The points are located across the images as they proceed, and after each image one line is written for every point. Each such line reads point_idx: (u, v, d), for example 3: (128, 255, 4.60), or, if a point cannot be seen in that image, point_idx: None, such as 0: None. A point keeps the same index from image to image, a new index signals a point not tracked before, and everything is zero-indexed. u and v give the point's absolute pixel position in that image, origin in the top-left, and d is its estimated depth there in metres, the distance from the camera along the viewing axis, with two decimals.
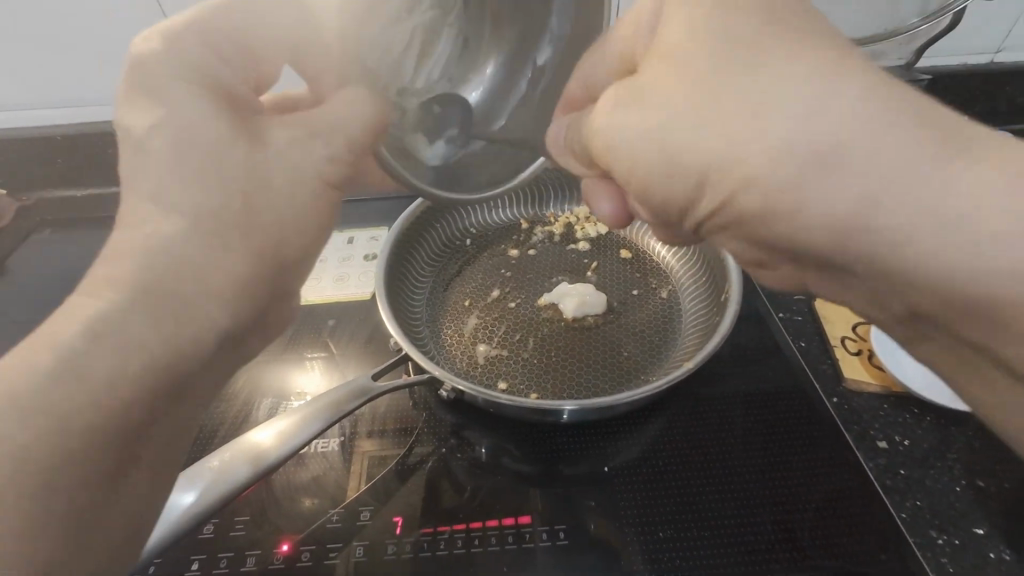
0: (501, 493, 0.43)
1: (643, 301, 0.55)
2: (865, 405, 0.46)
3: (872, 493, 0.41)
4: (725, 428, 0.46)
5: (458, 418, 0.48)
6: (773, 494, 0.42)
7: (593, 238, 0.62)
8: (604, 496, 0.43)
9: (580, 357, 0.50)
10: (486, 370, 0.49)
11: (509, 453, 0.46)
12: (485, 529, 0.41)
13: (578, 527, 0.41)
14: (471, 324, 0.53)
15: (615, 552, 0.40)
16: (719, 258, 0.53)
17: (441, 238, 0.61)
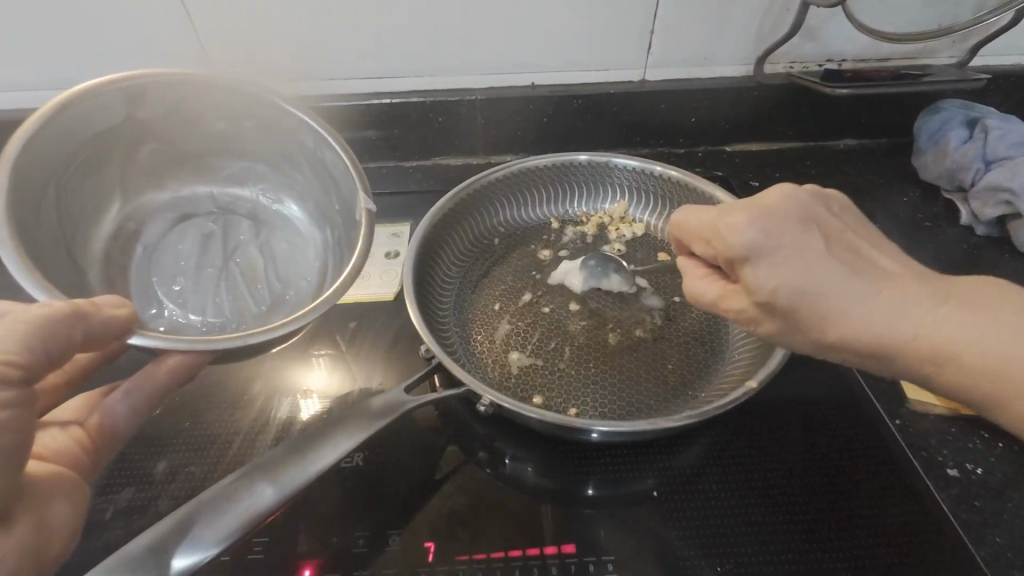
0: (544, 518, 0.40)
1: (687, 310, 0.52)
2: (931, 427, 0.43)
3: (945, 527, 0.38)
4: (781, 451, 0.43)
5: (490, 432, 0.45)
6: (837, 525, 0.39)
7: (631, 242, 0.58)
8: (654, 522, 0.40)
9: (622, 370, 0.47)
10: (520, 381, 0.46)
11: (551, 472, 0.43)
12: (525, 558, 0.38)
13: (627, 556, 0.38)
14: (503, 329, 0.50)
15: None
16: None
17: (470, 237, 0.57)
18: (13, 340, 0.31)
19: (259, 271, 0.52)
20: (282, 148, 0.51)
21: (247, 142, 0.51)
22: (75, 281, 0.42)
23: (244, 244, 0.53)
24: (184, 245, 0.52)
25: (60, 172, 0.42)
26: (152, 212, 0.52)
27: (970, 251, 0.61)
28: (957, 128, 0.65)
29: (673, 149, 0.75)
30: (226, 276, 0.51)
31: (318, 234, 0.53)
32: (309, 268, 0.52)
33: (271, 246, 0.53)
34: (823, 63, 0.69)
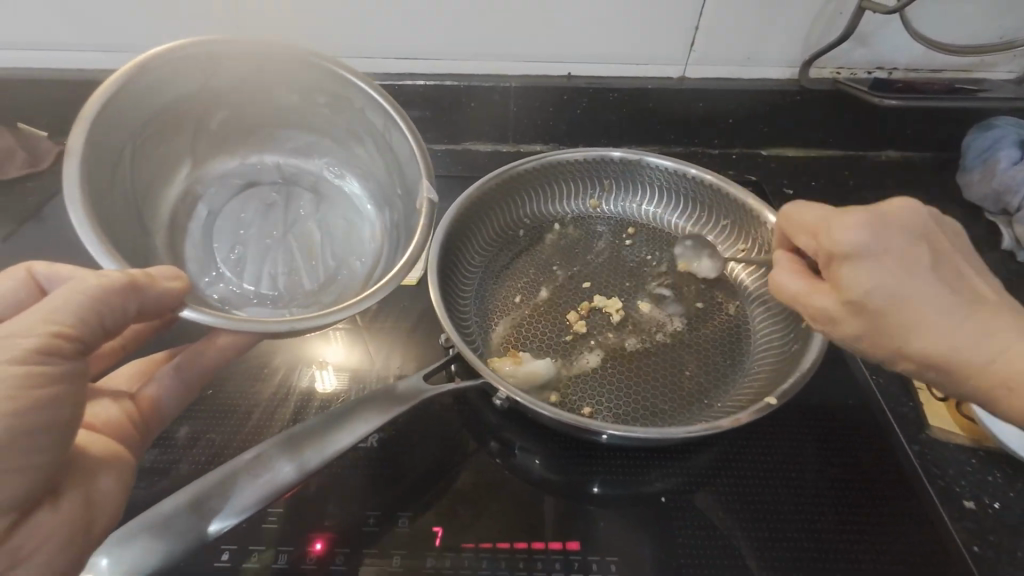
0: (551, 513, 0.40)
1: (709, 316, 0.51)
2: (950, 457, 0.43)
3: (955, 559, 0.38)
4: (793, 467, 0.43)
5: (502, 422, 0.45)
6: (844, 547, 0.39)
7: (659, 241, 0.57)
8: (660, 527, 0.40)
9: (638, 372, 0.47)
10: (536, 376, 0.46)
11: (561, 468, 0.43)
12: (529, 551, 0.38)
13: (629, 558, 0.38)
14: (522, 322, 0.50)
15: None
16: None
17: (495, 226, 0.57)
18: (69, 309, 0.31)
19: (317, 247, 0.52)
20: (352, 125, 0.51)
21: (316, 117, 0.52)
22: (141, 246, 0.44)
23: (303, 219, 0.53)
24: (246, 214, 0.52)
25: (131, 138, 0.43)
26: (214, 178, 0.53)
27: (1009, 278, 0.59)
28: (1009, 146, 0.61)
29: (707, 149, 0.73)
30: (285, 250, 0.51)
31: (378, 216, 0.54)
32: (365, 248, 0.52)
33: (330, 222, 0.54)
34: (873, 70, 0.66)
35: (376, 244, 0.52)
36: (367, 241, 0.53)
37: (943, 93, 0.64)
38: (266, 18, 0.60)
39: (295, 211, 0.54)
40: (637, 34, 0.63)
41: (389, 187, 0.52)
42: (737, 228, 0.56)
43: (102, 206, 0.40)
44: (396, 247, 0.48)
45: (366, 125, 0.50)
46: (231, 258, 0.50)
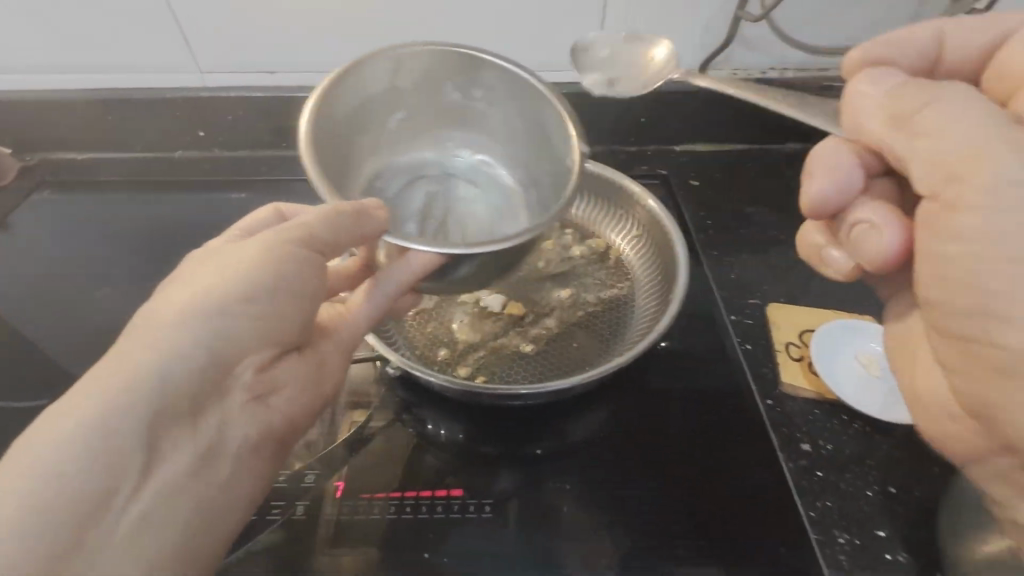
0: (437, 467, 0.46)
1: (598, 292, 0.57)
2: (797, 408, 0.49)
3: (788, 492, 0.44)
4: (660, 421, 0.49)
5: (409, 396, 0.51)
6: (693, 484, 0.45)
7: (558, 233, 0.63)
8: (533, 474, 0.46)
9: (534, 347, 0.52)
10: (440, 354, 0.52)
11: (457, 429, 0.49)
12: (417, 498, 0.44)
13: (502, 501, 0.44)
14: (432, 305, 0.56)
15: (533, 524, 0.43)
16: (674, 263, 0.55)
17: None
18: (309, 230, 0.37)
19: (463, 214, 0.59)
20: (484, 106, 0.55)
21: (454, 99, 0.55)
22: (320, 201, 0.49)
23: (458, 188, 0.60)
24: (415, 191, 0.59)
25: (339, 130, 0.49)
26: (392, 168, 0.58)
27: None
28: None
29: (625, 145, 0.79)
30: (437, 217, 0.58)
31: (504, 172, 0.60)
32: (504, 207, 0.59)
33: (466, 190, 0.60)
34: (768, 70, 0.72)
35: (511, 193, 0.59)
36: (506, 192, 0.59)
37: (819, 90, 0.71)
38: (210, 39, 0.66)
39: (437, 185, 0.60)
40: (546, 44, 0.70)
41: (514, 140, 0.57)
42: (627, 215, 0.62)
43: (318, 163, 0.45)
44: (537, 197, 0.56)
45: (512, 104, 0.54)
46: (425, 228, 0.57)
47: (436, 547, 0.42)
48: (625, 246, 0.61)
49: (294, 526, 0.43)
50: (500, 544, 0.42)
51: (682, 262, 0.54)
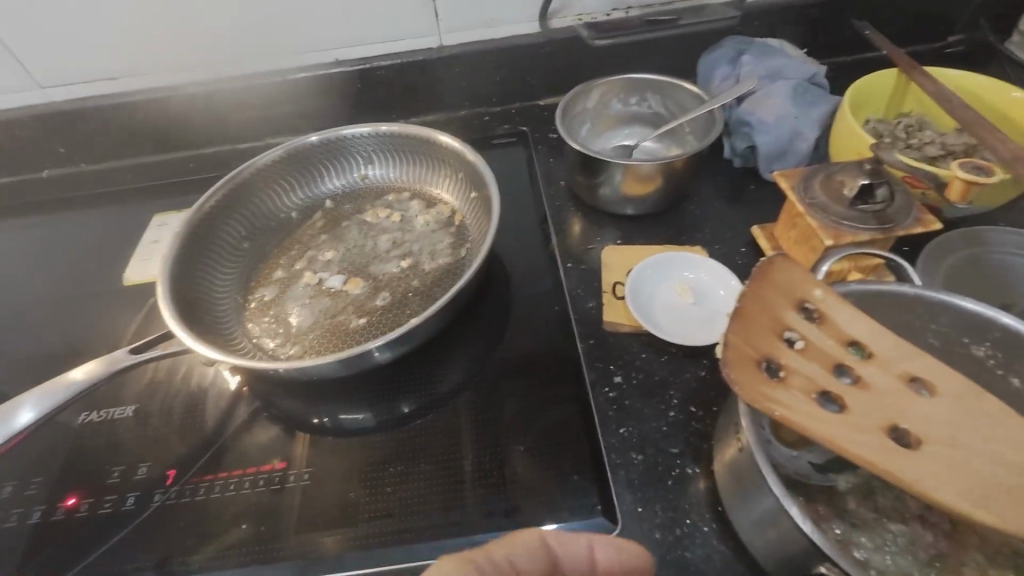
0: (266, 444, 0.47)
1: (434, 264, 0.57)
2: (617, 343, 0.50)
3: (589, 423, 0.45)
4: (478, 373, 0.51)
5: (242, 383, 0.51)
6: (497, 427, 0.46)
7: (408, 206, 0.64)
8: (349, 442, 0.47)
9: (369, 318, 0.54)
10: (269, 343, 0.53)
11: (354, 412, 0.49)
12: (254, 474, 0.45)
13: (320, 470, 0.45)
14: (270, 294, 0.57)
15: (430, 497, 0.43)
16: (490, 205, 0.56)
17: (254, 222, 0.63)
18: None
19: (404, 218, 0.63)
20: (347, 155, 0.66)
21: (372, 145, 0.65)
22: (297, 182, 0.65)
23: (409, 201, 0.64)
24: (628, 134, 0.67)
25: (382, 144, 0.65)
26: (342, 157, 0.66)
27: (730, 183, 0.64)
28: (722, 65, 0.67)
29: (489, 108, 0.79)
30: (399, 209, 0.64)
31: (430, 198, 0.64)
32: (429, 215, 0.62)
33: (620, 149, 0.65)
34: (610, 12, 0.71)
35: (617, 135, 0.67)
36: (427, 206, 0.63)
37: (645, 27, 0.71)
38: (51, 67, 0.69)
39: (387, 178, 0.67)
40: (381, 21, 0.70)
41: (607, 127, 0.67)
42: (457, 175, 0.62)
43: (314, 164, 0.65)
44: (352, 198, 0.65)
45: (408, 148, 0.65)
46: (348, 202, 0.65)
47: (297, 521, 0.42)
48: (460, 205, 0.62)
49: (121, 516, 0.44)
50: (318, 505, 0.43)
51: (495, 205, 0.54)
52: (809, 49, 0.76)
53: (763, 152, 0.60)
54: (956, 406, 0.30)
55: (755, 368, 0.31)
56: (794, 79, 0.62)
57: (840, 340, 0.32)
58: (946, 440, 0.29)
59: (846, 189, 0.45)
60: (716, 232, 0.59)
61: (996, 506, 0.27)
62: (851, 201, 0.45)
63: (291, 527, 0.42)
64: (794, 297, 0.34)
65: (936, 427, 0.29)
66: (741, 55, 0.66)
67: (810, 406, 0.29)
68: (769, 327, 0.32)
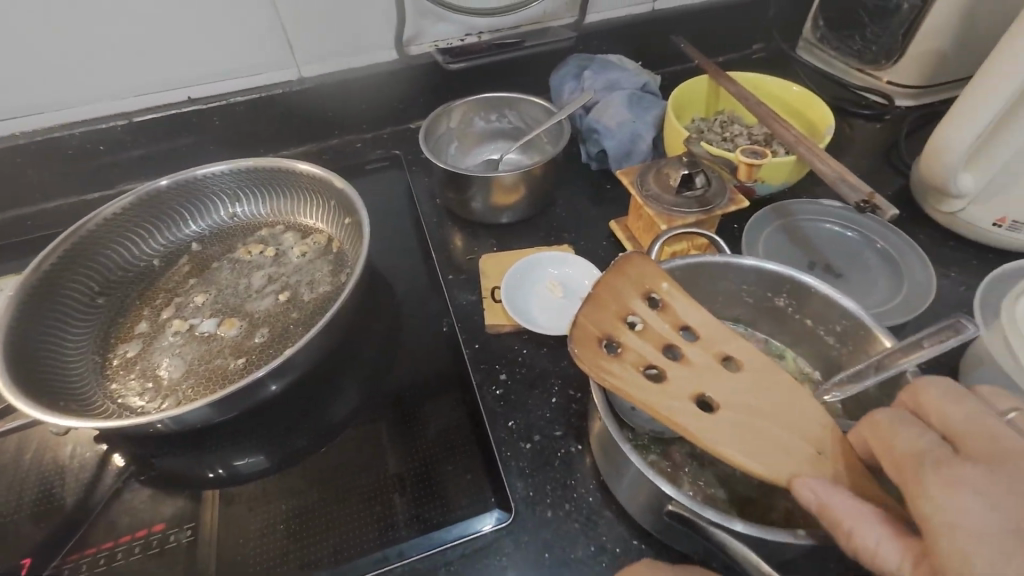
0: (142, 508, 0.44)
1: (314, 293, 0.57)
2: (500, 344, 0.53)
3: (479, 420, 0.47)
4: (369, 392, 0.51)
5: (109, 447, 0.47)
6: (389, 440, 0.47)
7: (281, 239, 0.63)
8: (237, 487, 0.45)
9: (249, 356, 0.52)
10: (136, 399, 0.50)
11: (254, 454, 0.47)
12: (129, 542, 0.42)
13: (205, 522, 0.43)
14: (134, 348, 0.53)
15: (332, 524, 0.42)
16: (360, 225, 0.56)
17: (109, 275, 0.58)
18: None
19: (277, 252, 0.61)
20: (208, 193, 0.63)
21: (235, 181, 0.63)
22: (157, 228, 0.62)
23: (282, 233, 0.63)
24: (494, 148, 0.71)
25: (244, 179, 0.63)
26: (204, 197, 0.63)
27: (590, 185, 0.70)
28: (569, 80, 0.74)
29: (361, 134, 0.80)
30: (273, 242, 0.62)
31: (304, 228, 0.63)
32: (305, 246, 0.61)
33: (487, 163, 0.69)
34: (463, 38, 0.76)
35: (483, 151, 0.71)
36: (301, 236, 0.63)
37: (498, 50, 0.76)
38: None
39: (257, 213, 0.65)
40: (234, 56, 0.69)
41: (473, 144, 0.71)
42: (328, 202, 0.62)
43: (174, 206, 0.62)
44: (221, 239, 0.63)
45: (274, 180, 0.63)
46: (216, 243, 0.63)
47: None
48: (334, 231, 0.62)
49: None
50: (205, 559, 0.41)
51: (366, 226, 0.55)
52: (644, 62, 0.86)
53: (612, 154, 0.67)
54: (755, 384, 0.36)
55: (594, 343, 0.35)
56: (629, 88, 0.70)
57: (676, 325, 0.38)
58: (746, 409, 0.35)
59: (672, 179, 0.52)
60: (581, 230, 0.65)
61: (772, 462, 0.33)
62: (677, 189, 0.52)
63: None
64: (642, 288, 0.38)
65: (738, 401, 0.35)
66: (583, 70, 0.73)
67: (634, 375, 0.34)
68: (612, 307, 0.37)
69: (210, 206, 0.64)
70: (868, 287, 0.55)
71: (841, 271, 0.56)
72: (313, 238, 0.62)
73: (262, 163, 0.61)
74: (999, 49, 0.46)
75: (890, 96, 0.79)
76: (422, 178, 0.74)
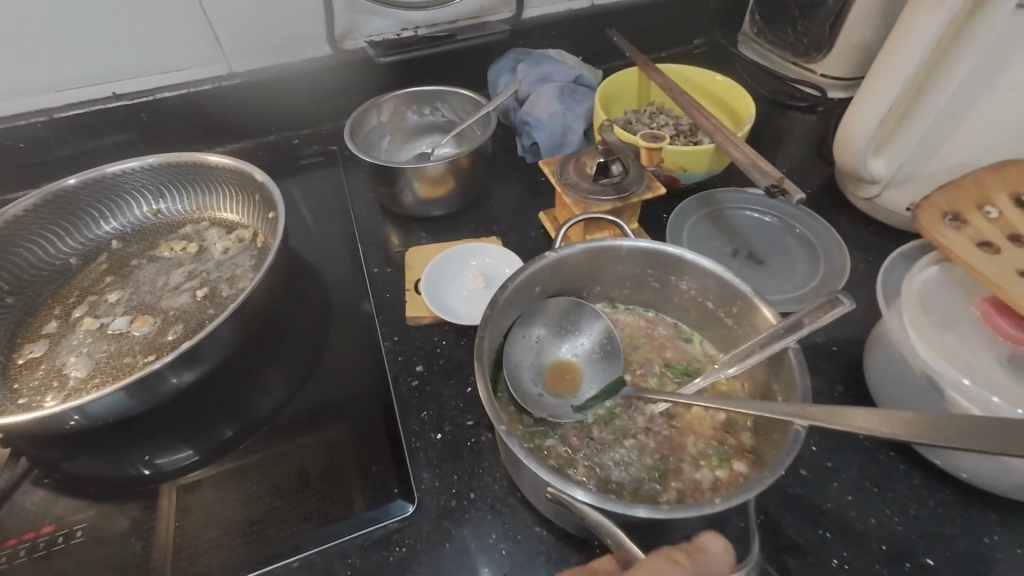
0: (35, 510, 0.42)
1: (233, 288, 0.56)
2: (419, 336, 0.52)
3: (390, 413, 0.46)
4: (283, 387, 0.50)
5: (6, 449, 0.46)
6: (296, 435, 0.46)
7: (205, 235, 0.61)
8: (136, 486, 0.44)
9: (161, 353, 0.51)
10: (38, 399, 0.48)
11: (171, 451, 0.46)
12: (16, 545, 0.41)
13: (97, 523, 0.42)
14: (40, 347, 0.52)
15: (226, 521, 0.41)
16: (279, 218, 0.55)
17: (19, 273, 0.57)
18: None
19: (198, 248, 0.60)
20: (129, 189, 0.62)
21: (155, 176, 0.62)
22: (74, 225, 0.60)
23: (205, 230, 0.62)
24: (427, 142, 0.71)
25: (165, 174, 0.62)
26: (124, 193, 0.62)
27: (525, 177, 0.70)
28: (505, 74, 0.74)
29: (299, 131, 0.79)
30: (195, 239, 0.61)
31: (228, 224, 0.62)
32: (227, 241, 0.60)
33: (419, 156, 0.68)
34: (398, 32, 0.75)
35: (417, 144, 0.70)
36: (224, 233, 0.61)
37: (433, 44, 0.76)
38: None
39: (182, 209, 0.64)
40: (161, 51, 0.68)
41: (406, 138, 0.70)
42: (251, 197, 0.61)
43: (92, 202, 0.61)
44: (142, 236, 0.62)
45: (196, 176, 0.62)
46: (136, 241, 0.61)
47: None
48: (258, 226, 0.61)
49: None
50: (91, 560, 0.40)
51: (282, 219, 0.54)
52: (586, 57, 0.86)
53: (544, 145, 0.67)
54: None
55: None
56: (562, 80, 0.70)
57: None
58: None
59: (589, 167, 0.52)
60: (512, 222, 0.65)
61: None
62: (593, 176, 0.52)
63: None
64: None
65: None
66: (518, 64, 0.73)
67: None
68: None
69: (132, 203, 0.63)
70: (787, 272, 0.55)
71: (762, 257, 0.57)
72: (237, 234, 0.61)
73: (181, 157, 0.60)
74: (893, 39, 0.48)
75: (823, 88, 0.80)
76: (358, 173, 0.73)
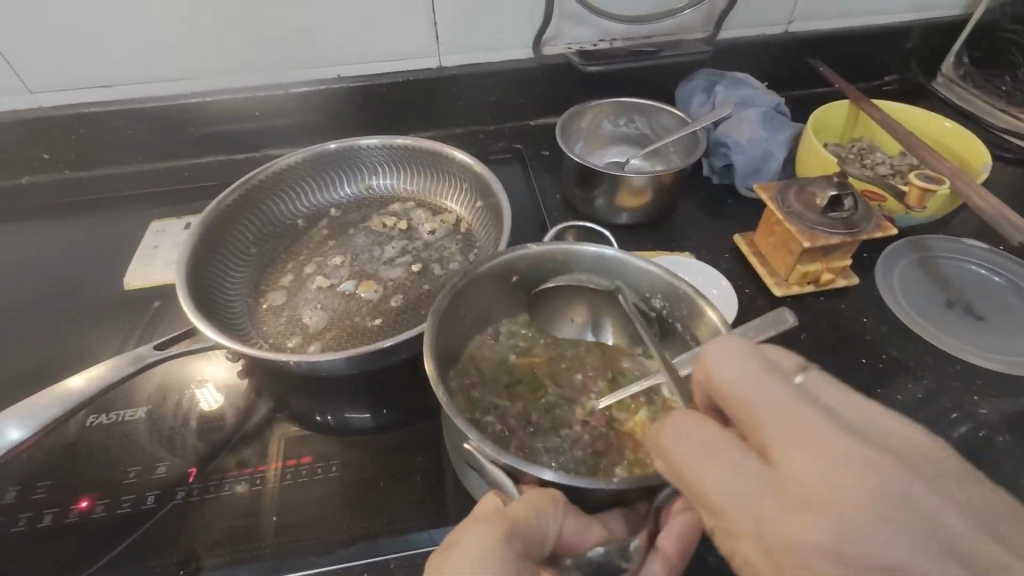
0: (288, 441, 0.48)
1: (445, 268, 0.60)
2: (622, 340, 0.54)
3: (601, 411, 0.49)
4: None
5: (257, 382, 0.52)
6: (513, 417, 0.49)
7: (413, 215, 0.67)
8: (372, 436, 0.49)
9: (385, 318, 0.56)
10: (283, 342, 0.54)
11: (397, 408, 0.50)
12: (280, 468, 0.46)
13: (344, 463, 0.47)
14: (281, 295, 0.58)
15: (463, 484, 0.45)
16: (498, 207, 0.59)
17: (261, 227, 0.64)
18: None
19: (410, 225, 0.65)
20: (354, 164, 0.68)
21: (379, 156, 0.68)
22: (304, 190, 0.67)
23: (414, 210, 0.67)
24: (617, 152, 0.73)
25: (388, 154, 0.68)
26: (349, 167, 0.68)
27: (710, 197, 0.71)
28: (698, 94, 0.74)
29: (484, 126, 0.84)
30: (406, 217, 0.66)
31: (435, 206, 0.67)
32: (436, 223, 0.65)
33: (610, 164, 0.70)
34: (598, 42, 0.78)
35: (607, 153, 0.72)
36: (432, 214, 0.66)
37: (632, 57, 0.78)
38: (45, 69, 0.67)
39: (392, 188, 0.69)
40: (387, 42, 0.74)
41: (598, 145, 0.72)
42: (463, 185, 0.65)
43: (322, 172, 0.67)
44: (359, 207, 0.68)
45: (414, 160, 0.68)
46: (354, 211, 0.67)
47: (334, 518, 0.43)
48: (465, 213, 0.65)
49: (143, 515, 0.44)
50: (347, 495, 0.45)
51: (506, 208, 0.57)
52: (770, 82, 0.85)
53: (740, 169, 0.67)
54: None
55: None
56: (763, 106, 0.70)
57: None
58: None
59: (818, 198, 0.52)
60: (702, 241, 0.65)
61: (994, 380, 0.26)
62: (823, 209, 0.52)
63: (321, 517, 0.43)
64: None
65: None
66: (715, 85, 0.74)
67: None
68: None
69: (353, 176, 0.69)
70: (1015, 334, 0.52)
71: (984, 313, 0.54)
72: (445, 217, 0.66)
73: (409, 141, 0.66)
74: None
75: None
76: (542, 173, 0.76)
